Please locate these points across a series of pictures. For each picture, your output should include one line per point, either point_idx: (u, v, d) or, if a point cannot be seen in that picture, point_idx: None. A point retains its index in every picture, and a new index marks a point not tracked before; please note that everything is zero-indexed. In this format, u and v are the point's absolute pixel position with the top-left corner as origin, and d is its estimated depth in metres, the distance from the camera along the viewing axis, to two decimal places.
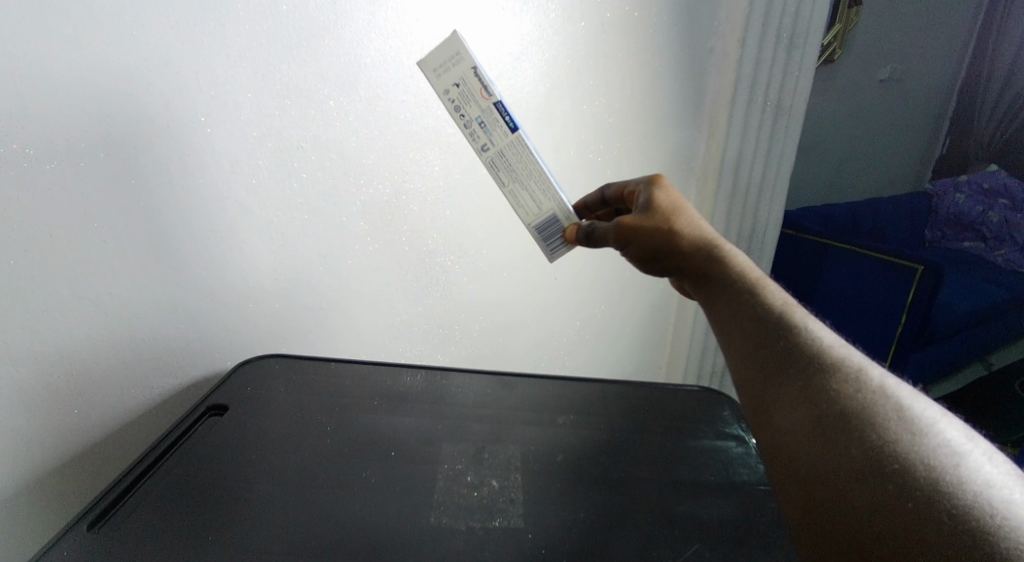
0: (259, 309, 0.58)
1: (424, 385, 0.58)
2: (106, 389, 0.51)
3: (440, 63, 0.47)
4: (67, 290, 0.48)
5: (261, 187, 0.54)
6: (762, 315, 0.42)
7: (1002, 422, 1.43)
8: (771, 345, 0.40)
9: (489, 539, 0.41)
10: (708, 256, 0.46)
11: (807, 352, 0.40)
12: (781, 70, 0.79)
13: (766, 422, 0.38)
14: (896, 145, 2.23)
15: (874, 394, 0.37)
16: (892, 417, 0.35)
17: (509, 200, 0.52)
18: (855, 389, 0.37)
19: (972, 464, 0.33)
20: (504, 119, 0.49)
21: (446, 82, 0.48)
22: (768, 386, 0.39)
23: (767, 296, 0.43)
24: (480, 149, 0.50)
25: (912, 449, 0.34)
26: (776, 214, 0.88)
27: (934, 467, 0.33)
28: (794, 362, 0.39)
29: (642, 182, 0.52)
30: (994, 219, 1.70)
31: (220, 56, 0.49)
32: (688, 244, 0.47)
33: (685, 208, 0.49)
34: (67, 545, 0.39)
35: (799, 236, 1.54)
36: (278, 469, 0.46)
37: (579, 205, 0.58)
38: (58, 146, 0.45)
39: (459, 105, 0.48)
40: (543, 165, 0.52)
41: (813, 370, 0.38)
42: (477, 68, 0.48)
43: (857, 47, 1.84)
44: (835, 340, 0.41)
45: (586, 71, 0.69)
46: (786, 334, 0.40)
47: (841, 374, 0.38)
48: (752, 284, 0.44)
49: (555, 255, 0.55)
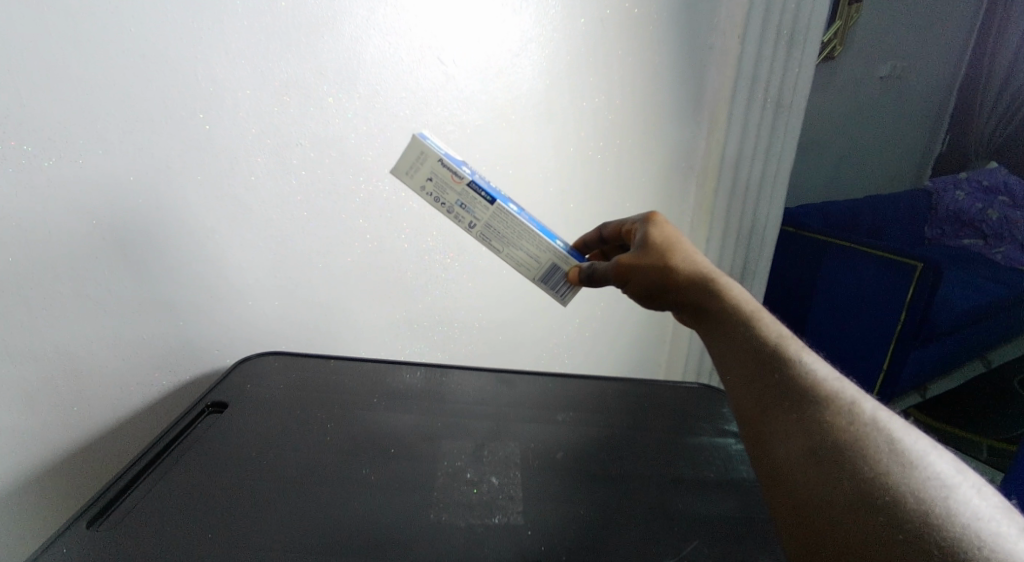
0: (258, 308, 0.58)
1: (424, 383, 0.58)
2: (105, 387, 0.51)
3: (410, 164, 0.48)
4: (66, 286, 0.48)
5: (259, 185, 0.54)
6: (757, 346, 0.41)
7: (1000, 419, 1.45)
8: (766, 377, 0.40)
9: (488, 535, 0.41)
10: (704, 288, 0.46)
11: (801, 384, 0.39)
12: (781, 68, 0.79)
13: (765, 450, 0.38)
14: (897, 141, 2.23)
15: (866, 427, 0.36)
16: (884, 449, 0.35)
17: (509, 263, 0.53)
18: (847, 422, 0.36)
19: (960, 497, 0.33)
20: (482, 194, 0.50)
21: (420, 180, 0.48)
22: (764, 414, 0.39)
23: (762, 327, 0.43)
24: (468, 228, 0.51)
25: (903, 482, 0.33)
26: (776, 211, 0.88)
27: (923, 500, 0.33)
28: (789, 393, 0.39)
29: (638, 220, 0.52)
30: (994, 216, 1.73)
31: (219, 53, 0.49)
32: (684, 276, 0.46)
33: (680, 242, 0.49)
34: (67, 541, 0.39)
35: (798, 233, 1.55)
36: (279, 465, 0.46)
37: (579, 243, 0.58)
38: (57, 143, 0.45)
39: (437, 195, 0.49)
40: (531, 223, 0.52)
41: (807, 402, 0.38)
42: (444, 158, 0.48)
43: (859, 43, 1.83)
44: (830, 371, 0.40)
45: (586, 67, 0.69)
46: (781, 366, 0.40)
47: (835, 405, 0.37)
48: (749, 316, 0.44)
49: (566, 299, 0.54)
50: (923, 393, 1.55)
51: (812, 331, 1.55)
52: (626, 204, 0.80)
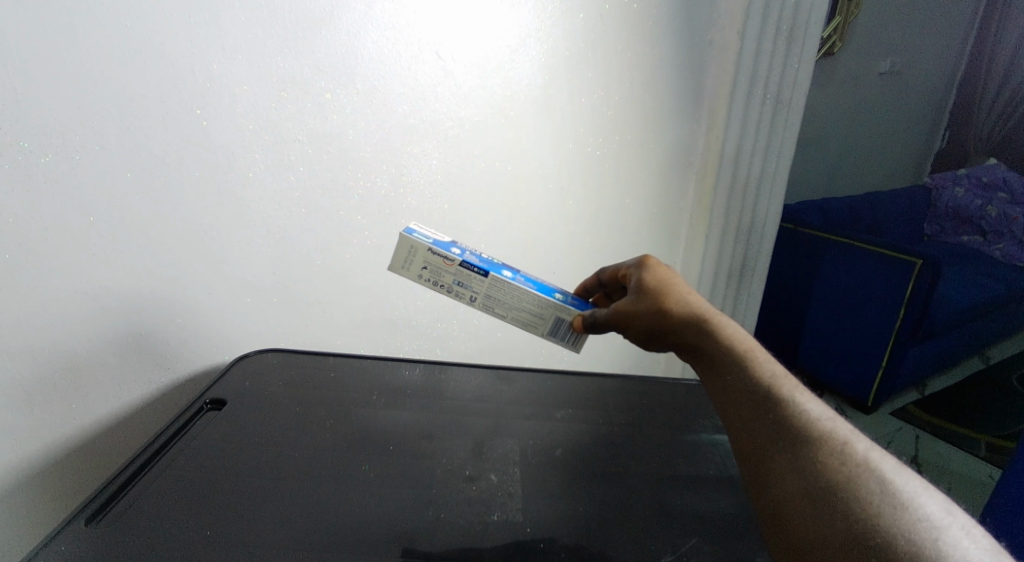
0: (256, 306, 0.58)
1: (423, 380, 0.59)
2: (100, 386, 0.51)
3: (404, 259, 0.50)
4: (63, 282, 0.47)
5: (256, 180, 0.54)
6: (753, 387, 0.40)
7: (1000, 414, 1.44)
8: (761, 418, 0.38)
9: (485, 533, 0.41)
10: (698, 328, 0.44)
11: (796, 425, 0.37)
12: (780, 64, 0.78)
13: (761, 489, 0.36)
14: (896, 137, 2.23)
15: (859, 467, 0.35)
16: (876, 490, 0.34)
17: (516, 325, 0.53)
18: (841, 462, 0.35)
19: (950, 539, 0.31)
20: (475, 270, 0.50)
21: (416, 270, 0.50)
22: (761, 454, 0.37)
23: (757, 367, 0.41)
24: (469, 302, 0.51)
25: (896, 524, 0.32)
26: (775, 206, 0.87)
27: (914, 541, 0.31)
28: (783, 434, 0.37)
29: (631, 264, 0.51)
30: (992, 213, 1.82)
31: (215, 48, 0.49)
32: (678, 317, 0.45)
33: (674, 283, 0.48)
34: (64, 539, 0.39)
35: (797, 230, 1.56)
36: (277, 462, 0.46)
37: (580, 289, 0.58)
38: (52, 140, 0.44)
39: (435, 280, 0.50)
40: (527, 284, 0.52)
41: (801, 441, 0.36)
42: (432, 246, 0.49)
43: (859, 38, 1.83)
44: (825, 410, 0.38)
45: (584, 63, 0.68)
46: (776, 408, 0.38)
47: (827, 445, 0.36)
48: (744, 355, 0.42)
49: (579, 344, 0.54)
50: (921, 390, 1.55)
51: (811, 327, 1.55)
52: (626, 201, 0.80)
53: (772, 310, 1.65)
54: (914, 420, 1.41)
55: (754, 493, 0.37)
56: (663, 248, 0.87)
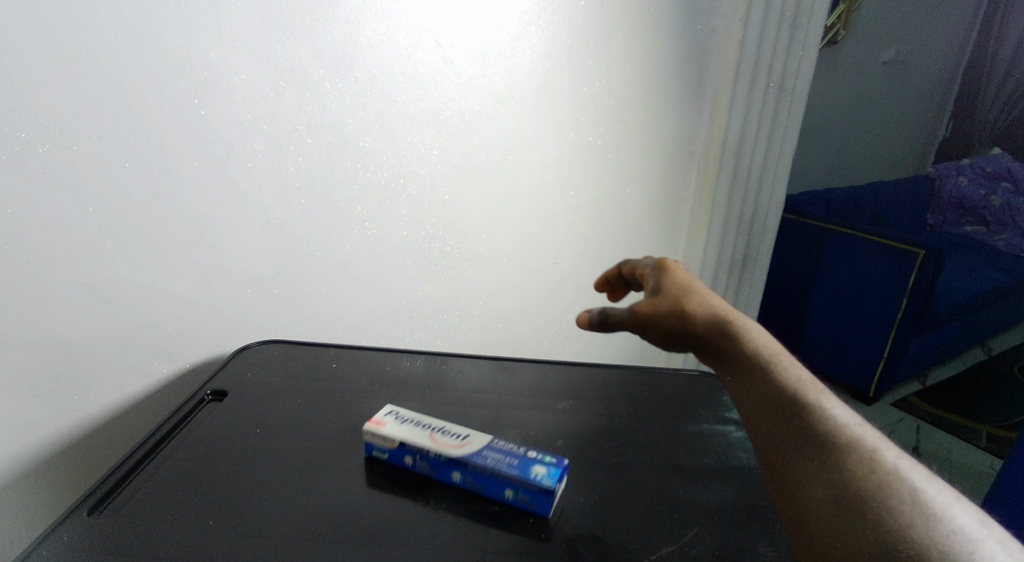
0: (256, 298, 0.58)
1: (424, 371, 0.59)
2: (101, 378, 0.51)
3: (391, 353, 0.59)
4: (63, 274, 0.47)
5: (256, 171, 0.54)
6: (778, 391, 0.38)
7: (1003, 404, 1.44)
8: (787, 422, 0.36)
9: (487, 522, 0.41)
10: (721, 329, 0.42)
11: (823, 431, 0.35)
12: (784, 51, 0.79)
13: (788, 497, 0.34)
14: (900, 128, 2.23)
15: (889, 476, 0.32)
16: (907, 500, 0.31)
17: None
18: (869, 471, 0.33)
19: (985, 552, 0.28)
20: None
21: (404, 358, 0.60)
22: (786, 459, 0.35)
23: (781, 372, 0.39)
24: None
25: (929, 536, 0.29)
26: (778, 196, 0.88)
27: (948, 553, 0.28)
28: (810, 440, 0.35)
29: (651, 266, 0.50)
30: (996, 203, 1.84)
31: (213, 36, 0.48)
32: (700, 318, 0.43)
33: (697, 286, 0.46)
34: (66, 529, 0.39)
35: (799, 221, 1.55)
36: (279, 454, 0.46)
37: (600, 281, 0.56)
38: (50, 129, 0.43)
39: None
40: None
41: (829, 447, 0.34)
42: None
43: (862, 27, 1.81)
44: (852, 418, 0.37)
45: (587, 51, 0.68)
46: (801, 413, 0.36)
47: (855, 453, 0.34)
48: (768, 359, 0.40)
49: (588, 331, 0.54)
50: (923, 380, 1.55)
51: (813, 318, 1.55)
52: (628, 192, 0.80)
53: (773, 301, 1.64)
54: (916, 410, 1.41)
55: (780, 502, 0.34)
56: (665, 238, 0.87)
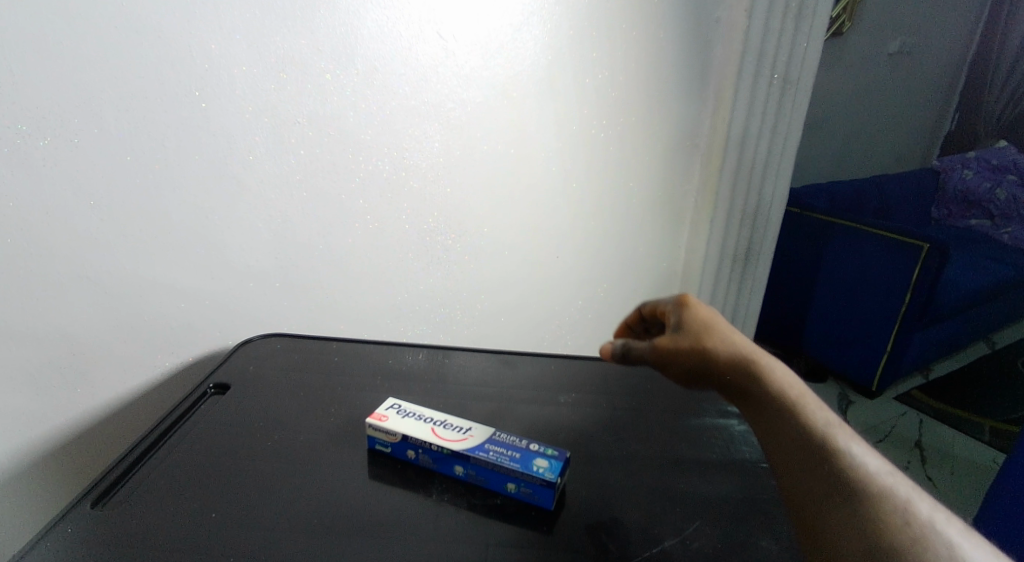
0: (259, 291, 0.58)
1: (426, 364, 0.59)
2: (105, 370, 0.51)
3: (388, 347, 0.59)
4: (65, 267, 0.47)
5: (258, 164, 0.53)
6: (805, 436, 0.38)
7: (1006, 398, 1.44)
8: (815, 469, 0.36)
9: (488, 515, 0.41)
10: (745, 371, 0.43)
11: (853, 477, 0.35)
12: (789, 41, 0.77)
13: (819, 544, 0.34)
14: (904, 121, 2.21)
15: (923, 527, 0.32)
16: (943, 554, 0.31)
17: None
18: (904, 521, 0.32)
19: None
20: None
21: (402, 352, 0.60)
22: (816, 505, 0.35)
23: (808, 416, 0.39)
24: None
25: None
26: (780, 189, 0.88)
27: None
28: (839, 487, 0.35)
29: (670, 303, 0.50)
30: (1002, 196, 1.81)
31: (214, 27, 0.48)
32: (723, 360, 0.44)
33: (719, 325, 0.47)
34: (71, 521, 0.39)
35: (803, 214, 1.54)
36: (282, 447, 0.46)
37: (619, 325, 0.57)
38: (51, 122, 0.43)
39: None
40: None
41: (860, 495, 0.34)
42: None
43: (868, 18, 1.79)
44: (883, 464, 0.36)
45: (589, 42, 0.67)
46: (829, 459, 0.36)
47: (887, 501, 0.34)
48: (794, 402, 0.40)
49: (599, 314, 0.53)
50: (926, 374, 1.55)
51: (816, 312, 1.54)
52: (631, 185, 0.79)
53: (777, 295, 1.64)
54: (919, 404, 1.41)
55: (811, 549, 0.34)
56: (668, 231, 0.87)
